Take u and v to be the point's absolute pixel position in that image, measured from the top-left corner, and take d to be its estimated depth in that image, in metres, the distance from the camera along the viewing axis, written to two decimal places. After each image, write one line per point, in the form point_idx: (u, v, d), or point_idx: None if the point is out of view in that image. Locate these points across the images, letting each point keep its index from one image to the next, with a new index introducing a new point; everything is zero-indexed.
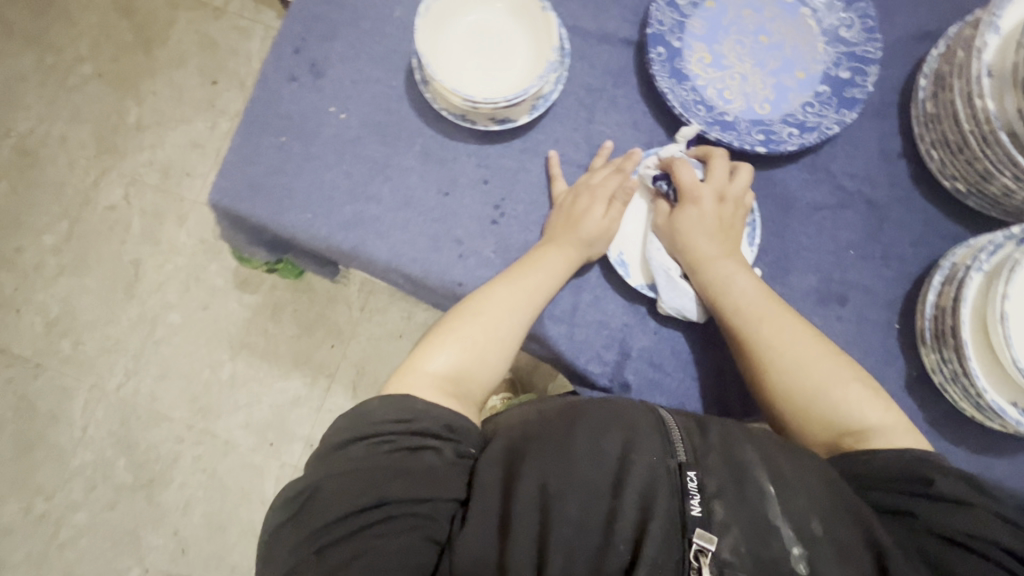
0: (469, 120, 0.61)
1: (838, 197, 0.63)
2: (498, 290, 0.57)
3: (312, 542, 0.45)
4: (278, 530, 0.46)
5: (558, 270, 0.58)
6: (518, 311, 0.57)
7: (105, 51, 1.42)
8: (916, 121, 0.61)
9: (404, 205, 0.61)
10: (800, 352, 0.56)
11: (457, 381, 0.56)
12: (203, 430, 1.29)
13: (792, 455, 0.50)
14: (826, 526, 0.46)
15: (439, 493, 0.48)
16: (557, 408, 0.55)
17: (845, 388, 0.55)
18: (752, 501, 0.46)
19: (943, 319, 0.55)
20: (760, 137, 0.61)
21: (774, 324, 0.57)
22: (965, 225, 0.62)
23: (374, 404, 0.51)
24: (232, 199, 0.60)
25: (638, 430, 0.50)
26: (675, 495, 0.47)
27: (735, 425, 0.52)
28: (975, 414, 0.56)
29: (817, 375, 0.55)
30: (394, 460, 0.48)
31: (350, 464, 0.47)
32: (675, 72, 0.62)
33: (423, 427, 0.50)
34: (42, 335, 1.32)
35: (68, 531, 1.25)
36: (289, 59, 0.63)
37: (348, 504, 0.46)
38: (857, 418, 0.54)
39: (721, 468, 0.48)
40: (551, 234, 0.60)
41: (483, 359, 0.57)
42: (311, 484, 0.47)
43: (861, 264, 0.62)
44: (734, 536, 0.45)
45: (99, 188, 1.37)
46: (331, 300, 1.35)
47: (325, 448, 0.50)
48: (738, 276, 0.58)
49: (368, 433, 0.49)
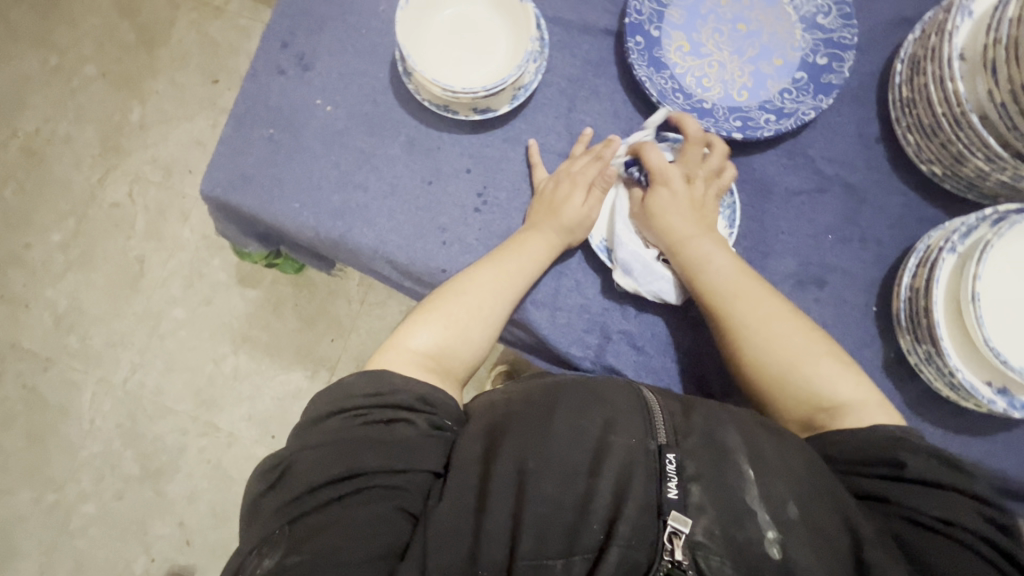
0: (450, 110, 0.62)
1: (816, 182, 0.63)
2: (480, 272, 0.59)
3: (287, 512, 0.46)
4: (258, 500, 0.48)
5: (540, 253, 0.59)
6: (500, 293, 0.58)
7: (109, 52, 1.44)
8: (892, 106, 0.62)
9: (390, 194, 0.63)
10: (769, 331, 0.57)
11: (439, 359, 0.57)
12: (207, 422, 1.32)
13: (772, 437, 0.50)
14: (801, 508, 0.45)
15: (413, 464, 0.48)
16: (540, 389, 0.54)
17: (822, 366, 0.56)
18: (729, 483, 0.46)
19: (917, 300, 0.56)
20: (737, 124, 0.62)
21: (749, 302, 0.57)
22: (943, 208, 0.62)
23: (353, 379, 0.52)
24: (222, 187, 0.62)
25: (619, 412, 0.50)
26: (652, 476, 0.46)
27: (720, 408, 0.52)
28: (948, 394, 0.57)
29: (793, 352, 0.56)
30: (368, 430, 0.49)
31: (325, 434, 0.49)
32: (653, 61, 0.63)
33: (398, 399, 0.51)
34: (51, 330, 1.35)
35: (78, 521, 1.28)
36: (277, 53, 0.65)
37: (320, 474, 0.46)
38: (824, 396, 0.54)
39: (701, 451, 0.47)
40: (532, 219, 0.61)
41: (467, 340, 0.58)
42: (289, 455, 0.48)
43: (839, 248, 0.63)
44: (709, 519, 0.44)
45: (104, 186, 1.40)
46: (331, 294, 1.37)
47: (307, 423, 0.51)
48: (716, 255, 0.59)
49: (344, 406, 0.50)
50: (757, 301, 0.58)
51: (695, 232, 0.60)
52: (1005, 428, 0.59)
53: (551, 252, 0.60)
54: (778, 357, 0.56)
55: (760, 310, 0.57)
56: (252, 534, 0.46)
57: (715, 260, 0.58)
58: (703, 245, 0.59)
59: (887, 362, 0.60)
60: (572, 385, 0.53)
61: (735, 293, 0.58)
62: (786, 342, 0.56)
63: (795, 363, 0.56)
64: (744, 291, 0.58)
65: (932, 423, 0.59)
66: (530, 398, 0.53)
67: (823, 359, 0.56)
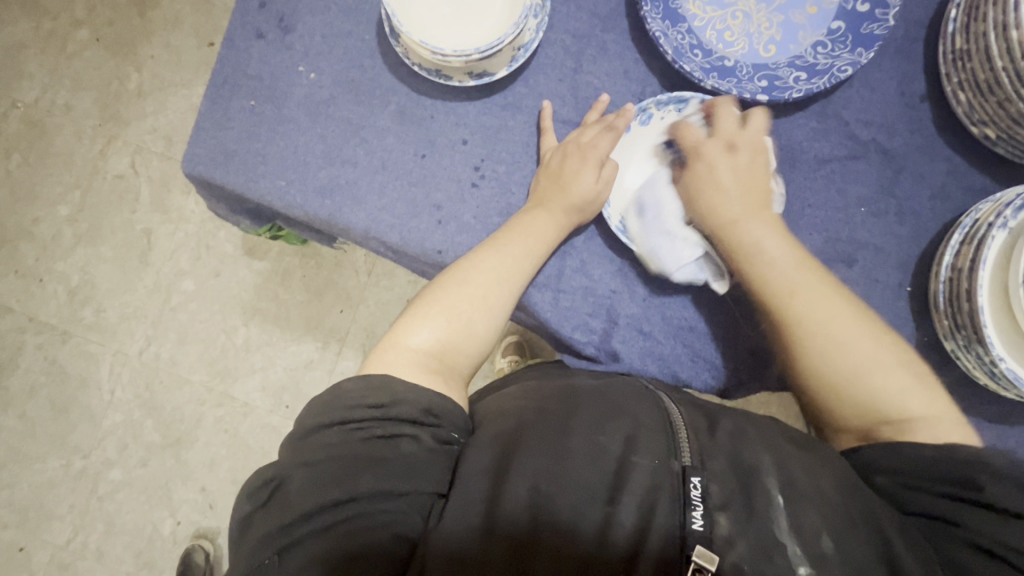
0: (443, 75, 0.56)
1: (850, 147, 0.57)
2: (485, 259, 0.54)
3: (275, 539, 0.44)
4: (246, 519, 0.46)
5: (544, 235, 0.55)
6: (507, 281, 0.55)
7: (101, 15, 1.38)
8: (943, 59, 0.54)
9: (381, 168, 0.58)
10: (817, 321, 0.53)
11: (442, 357, 0.54)
12: (223, 393, 1.34)
13: (802, 454, 0.49)
14: (836, 542, 0.44)
15: (416, 486, 0.47)
16: (553, 394, 0.54)
17: (885, 376, 0.51)
18: (759, 514, 0.45)
19: (960, 282, 0.51)
20: (763, 84, 0.55)
21: (812, 299, 0.53)
22: (993, 175, 0.56)
23: (349, 385, 0.50)
24: (205, 166, 0.58)
25: (641, 432, 0.50)
26: (675, 503, 0.46)
27: (747, 427, 0.52)
28: (988, 383, 0.52)
29: (851, 353, 0.52)
30: (367, 449, 0.47)
31: (320, 452, 0.46)
32: (669, 13, 0.56)
33: (400, 412, 0.49)
34: (66, 303, 1.36)
35: (106, 486, 1.32)
36: (255, 14, 0.59)
37: (315, 498, 0.44)
38: (851, 377, 0.52)
39: (727, 476, 0.47)
40: (538, 196, 0.56)
41: (468, 333, 0.55)
42: (283, 474, 0.46)
43: (872, 221, 0.57)
44: (738, 554, 0.44)
45: (106, 156, 1.37)
46: (339, 265, 1.35)
47: (298, 435, 0.49)
48: (767, 240, 0.55)
49: (342, 418, 0.48)
50: (811, 291, 0.53)
51: (744, 215, 0.55)
52: None
53: (561, 231, 0.56)
54: (823, 351, 0.53)
55: (811, 297, 0.53)
56: (243, 554, 0.45)
57: (767, 249, 0.54)
58: (757, 227, 0.55)
59: (922, 346, 0.55)
60: (596, 399, 0.53)
61: (784, 276, 0.54)
62: (831, 330, 0.53)
63: (838, 350, 0.52)
64: (797, 287, 0.53)
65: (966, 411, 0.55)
66: (546, 410, 0.53)
67: (867, 340, 0.52)
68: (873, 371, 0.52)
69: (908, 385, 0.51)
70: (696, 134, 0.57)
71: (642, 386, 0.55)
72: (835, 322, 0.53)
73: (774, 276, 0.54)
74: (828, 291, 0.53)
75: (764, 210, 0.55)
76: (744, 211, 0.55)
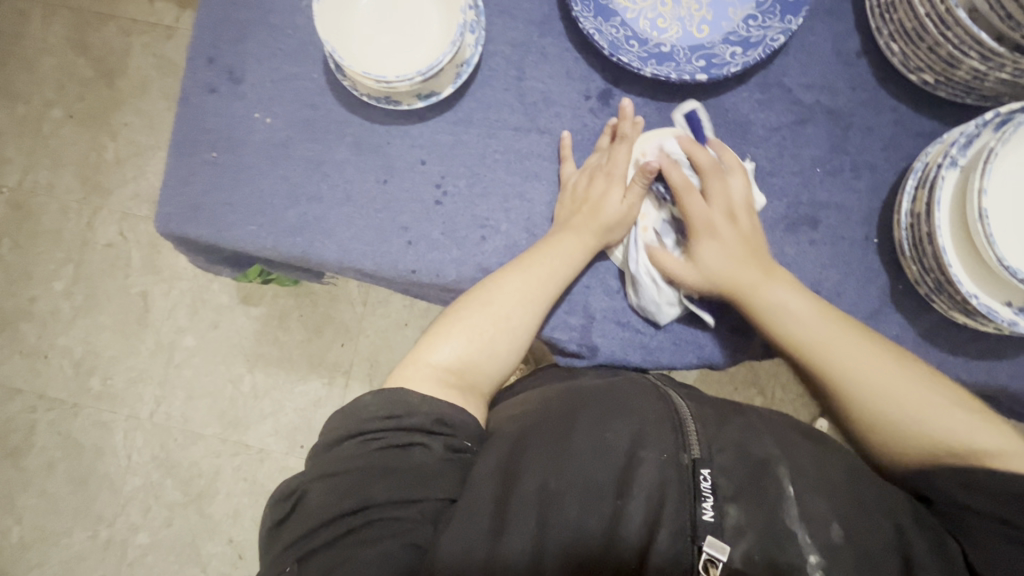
0: (393, 101, 0.58)
1: (795, 112, 0.58)
2: (510, 279, 0.56)
3: (298, 548, 0.46)
4: (271, 532, 0.48)
5: (573, 256, 0.56)
6: (526, 301, 0.56)
7: (71, 91, 1.41)
8: (871, 14, 0.56)
9: (346, 200, 0.60)
10: (850, 380, 0.53)
11: (460, 373, 0.56)
12: (237, 442, 1.34)
13: (812, 449, 0.52)
14: (847, 530, 0.46)
15: (428, 493, 0.48)
16: (558, 398, 0.56)
17: (939, 411, 0.51)
18: (768, 502, 0.47)
19: (919, 226, 0.51)
20: (701, 63, 0.57)
21: (843, 347, 0.53)
22: (939, 118, 0.57)
23: (366, 399, 0.52)
24: (177, 224, 0.60)
25: (648, 427, 0.52)
26: (686, 497, 0.47)
27: (753, 418, 0.54)
28: (968, 322, 0.53)
29: (903, 400, 0.52)
30: (381, 457, 0.48)
31: (338, 462, 0.48)
32: (600, 9, 0.58)
33: (414, 423, 0.50)
34: (73, 376, 1.38)
35: (135, 551, 1.33)
36: (205, 71, 0.61)
37: (330, 509, 0.46)
38: (904, 421, 0.52)
39: (736, 467, 0.49)
40: (566, 219, 0.57)
41: (489, 350, 0.57)
42: (301, 486, 0.48)
43: (829, 181, 0.58)
44: (747, 543, 0.46)
45: (94, 227, 1.40)
46: (334, 299, 1.36)
47: (321, 445, 0.51)
48: (791, 298, 0.54)
49: (357, 429, 0.50)
50: (841, 340, 0.54)
51: (765, 279, 0.55)
52: None
53: (582, 259, 0.57)
54: (860, 416, 0.54)
55: (842, 352, 0.53)
56: (269, 564, 0.47)
57: (791, 307, 0.54)
58: (777, 291, 0.55)
59: (896, 295, 0.56)
60: (602, 398, 0.55)
61: (812, 335, 0.54)
62: (868, 375, 0.53)
63: (881, 406, 0.53)
64: (829, 337, 0.54)
65: (952, 352, 0.56)
66: (553, 412, 0.55)
67: (911, 390, 0.52)
68: (920, 415, 0.52)
69: (969, 423, 0.51)
70: (704, 162, 0.56)
71: (650, 384, 0.56)
72: (868, 370, 0.53)
73: (795, 325, 0.54)
74: (862, 340, 0.54)
75: (775, 271, 0.55)
76: (760, 276, 0.55)
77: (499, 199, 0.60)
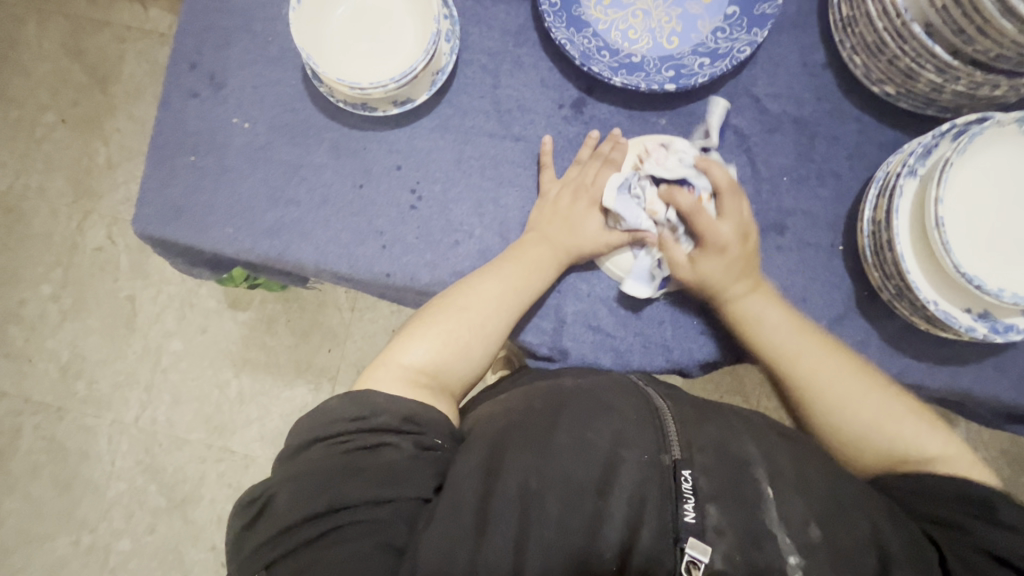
0: (369, 108, 0.60)
1: (763, 122, 0.60)
2: (484, 282, 0.57)
3: (268, 553, 0.46)
4: (239, 536, 0.48)
5: (542, 260, 0.57)
6: (501, 306, 0.57)
7: (64, 96, 1.43)
8: (835, 27, 0.57)
9: (323, 202, 0.60)
10: (823, 380, 0.56)
11: (432, 373, 0.57)
12: (222, 447, 1.34)
13: (789, 448, 0.52)
14: (825, 528, 0.47)
15: (402, 492, 0.48)
16: (538, 396, 0.56)
17: (900, 423, 0.55)
18: (747, 503, 0.48)
19: (881, 234, 0.52)
20: (670, 74, 0.58)
21: (814, 362, 0.56)
22: (902, 129, 0.59)
23: (334, 402, 0.52)
24: (155, 225, 0.60)
25: (629, 428, 0.52)
26: (668, 499, 0.48)
27: (732, 419, 0.54)
28: (928, 327, 0.54)
29: (862, 412, 0.55)
30: (348, 459, 0.48)
31: (305, 465, 0.48)
32: (573, 20, 0.60)
33: (380, 423, 0.50)
34: (58, 380, 1.37)
35: (117, 557, 1.32)
36: (187, 75, 0.62)
37: (298, 513, 0.46)
38: (876, 437, 0.55)
39: (716, 468, 0.49)
40: (537, 224, 0.59)
41: (464, 357, 0.58)
42: (266, 492, 0.48)
43: (796, 188, 0.59)
44: (728, 543, 0.46)
45: (84, 231, 1.40)
46: (321, 305, 1.36)
47: (288, 450, 0.51)
48: (770, 309, 0.57)
49: (327, 433, 0.50)
50: (812, 351, 0.56)
51: (748, 289, 0.57)
52: (993, 351, 0.56)
53: (553, 263, 0.58)
54: (824, 411, 0.56)
55: (812, 360, 0.56)
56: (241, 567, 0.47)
57: (768, 318, 0.56)
58: (757, 301, 0.57)
59: (861, 301, 0.58)
60: (583, 398, 0.55)
61: (788, 351, 0.56)
62: (831, 385, 0.55)
63: (841, 405, 0.56)
64: (800, 348, 0.56)
65: (916, 357, 0.57)
66: (532, 411, 0.55)
67: (871, 400, 0.55)
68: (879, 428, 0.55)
69: (921, 428, 0.55)
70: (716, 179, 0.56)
71: (627, 381, 0.57)
72: (836, 384, 0.55)
73: (774, 341, 0.56)
74: (837, 355, 0.56)
75: (760, 285, 0.57)
76: (747, 286, 0.57)
77: (472, 204, 0.61)
